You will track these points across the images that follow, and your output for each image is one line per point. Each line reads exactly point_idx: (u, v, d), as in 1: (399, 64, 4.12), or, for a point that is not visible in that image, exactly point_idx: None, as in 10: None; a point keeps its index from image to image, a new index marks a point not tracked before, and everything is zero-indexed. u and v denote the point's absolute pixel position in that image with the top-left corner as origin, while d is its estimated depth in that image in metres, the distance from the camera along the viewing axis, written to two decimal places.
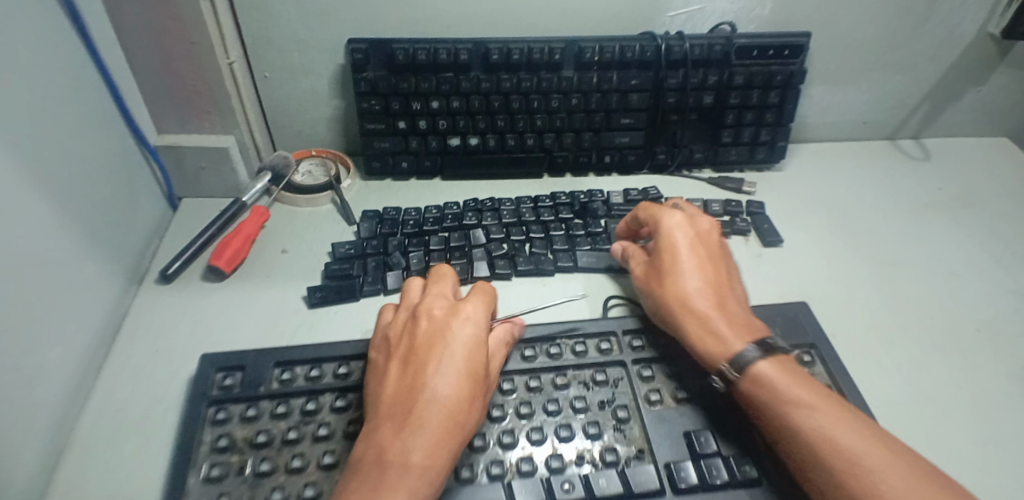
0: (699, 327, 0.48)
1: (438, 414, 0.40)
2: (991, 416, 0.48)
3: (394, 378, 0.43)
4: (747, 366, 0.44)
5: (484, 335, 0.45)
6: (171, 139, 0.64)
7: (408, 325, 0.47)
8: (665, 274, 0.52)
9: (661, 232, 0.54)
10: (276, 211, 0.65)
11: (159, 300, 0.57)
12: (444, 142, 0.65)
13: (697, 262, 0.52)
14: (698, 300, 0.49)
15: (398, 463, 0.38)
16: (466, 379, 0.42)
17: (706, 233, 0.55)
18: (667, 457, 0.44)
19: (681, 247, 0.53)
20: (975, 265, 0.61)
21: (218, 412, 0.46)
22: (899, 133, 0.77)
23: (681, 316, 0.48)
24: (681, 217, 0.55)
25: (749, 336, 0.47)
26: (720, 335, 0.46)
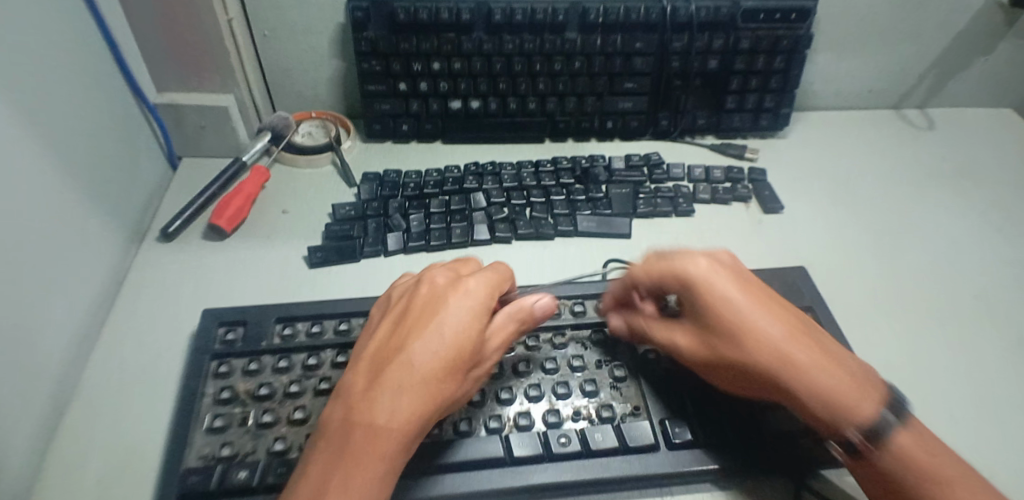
0: (824, 403, 0.39)
1: (412, 377, 0.37)
2: (982, 379, 0.49)
3: (380, 338, 0.40)
4: (891, 440, 0.37)
5: (481, 307, 0.41)
6: (171, 97, 0.63)
7: (409, 288, 0.44)
8: (738, 341, 0.41)
9: (693, 290, 0.43)
10: (277, 173, 0.65)
11: (161, 258, 0.57)
12: (445, 105, 0.65)
13: (761, 313, 0.41)
14: (799, 361, 0.40)
15: (363, 423, 0.35)
16: (450, 349, 0.38)
17: (736, 272, 0.44)
18: (662, 414, 0.45)
19: (739, 301, 0.42)
20: (974, 234, 0.61)
21: (220, 365, 0.46)
22: (904, 102, 0.76)
23: (794, 387, 0.39)
24: (706, 261, 0.44)
25: (865, 393, 0.39)
26: (847, 404, 0.38)
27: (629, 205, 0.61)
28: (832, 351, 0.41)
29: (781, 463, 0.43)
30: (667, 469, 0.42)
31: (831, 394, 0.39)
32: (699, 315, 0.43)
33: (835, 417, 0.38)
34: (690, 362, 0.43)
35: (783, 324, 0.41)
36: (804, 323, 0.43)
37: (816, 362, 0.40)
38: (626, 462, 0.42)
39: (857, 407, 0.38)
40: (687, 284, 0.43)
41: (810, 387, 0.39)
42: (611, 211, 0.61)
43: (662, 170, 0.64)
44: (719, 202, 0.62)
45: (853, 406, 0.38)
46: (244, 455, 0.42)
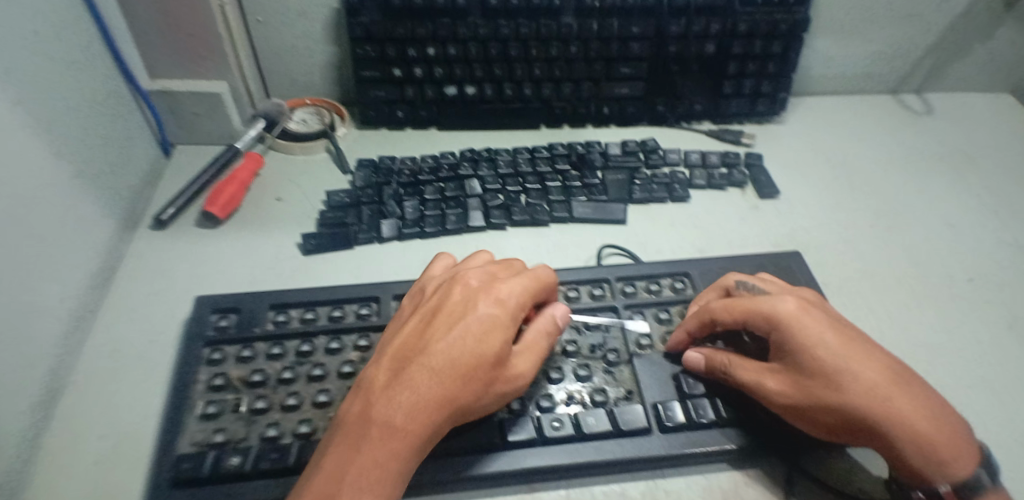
0: (916, 445, 0.37)
1: (429, 379, 0.37)
2: (980, 362, 0.49)
3: (407, 333, 0.40)
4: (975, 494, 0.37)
5: (508, 314, 0.40)
6: (164, 83, 0.63)
7: (441, 286, 0.44)
8: (833, 383, 0.39)
9: (790, 332, 0.41)
10: (271, 160, 0.65)
11: (155, 245, 0.57)
12: (441, 91, 0.64)
13: (857, 354, 0.40)
14: (898, 406, 0.38)
15: (378, 421, 0.35)
16: (472, 355, 0.38)
17: (828, 315, 0.43)
18: (654, 398, 0.45)
19: (836, 344, 0.40)
20: (971, 218, 0.61)
21: (213, 352, 0.47)
22: (902, 87, 0.75)
23: (892, 433, 0.37)
24: (797, 302, 0.42)
25: (954, 439, 0.38)
26: (938, 453, 0.37)
27: (624, 191, 0.61)
28: (923, 390, 0.40)
29: (776, 447, 0.43)
30: (659, 452, 0.42)
31: (928, 442, 0.37)
32: (793, 358, 0.41)
33: (929, 466, 0.37)
34: (777, 406, 0.41)
35: (881, 366, 0.40)
36: (898, 364, 0.41)
37: (914, 406, 0.38)
38: (618, 445, 0.42)
39: (948, 456, 0.37)
40: (780, 324, 0.41)
41: (908, 435, 0.37)
42: (607, 197, 0.60)
43: (658, 155, 0.64)
44: (715, 188, 0.62)
45: (946, 454, 0.37)
46: (237, 441, 0.42)
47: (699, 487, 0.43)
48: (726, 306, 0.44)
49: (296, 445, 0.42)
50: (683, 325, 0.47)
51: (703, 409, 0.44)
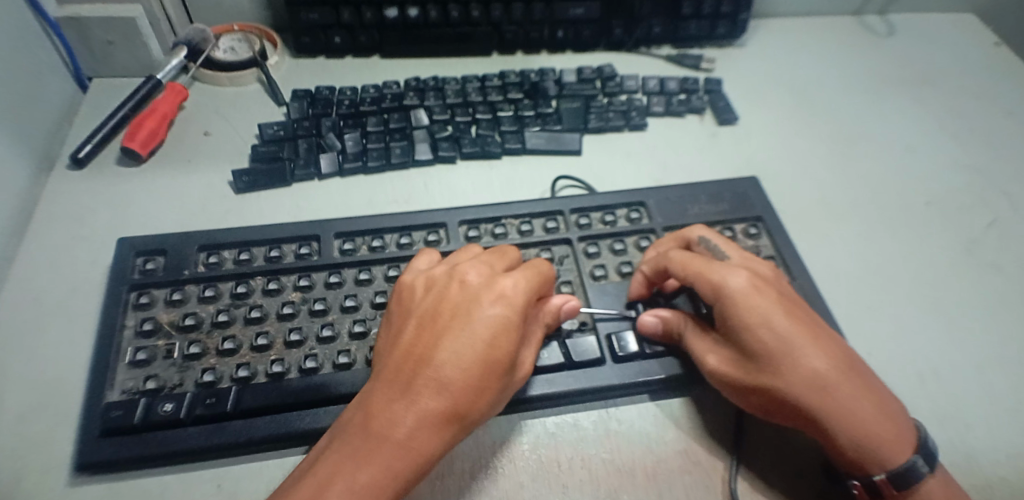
0: (854, 437, 0.35)
1: (437, 393, 0.33)
2: (929, 281, 0.50)
3: (405, 341, 0.36)
4: (912, 487, 0.35)
5: (517, 313, 0.36)
6: (78, 10, 0.55)
7: (437, 282, 0.39)
8: (775, 370, 0.37)
9: (729, 308, 0.38)
10: (197, 92, 0.59)
11: (74, 187, 0.52)
12: (381, 14, 0.59)
13: (810, 340, 0.37)
14: (843, 399, 0.36)
15: (376, 440, 0.32)
16: (482, 363, 0.34)
17: (781, 296, 0.39)
18: (608, 329, 0.44)
19: (783, 327, 0.37)
20: (928, 138, 0.60)
21: (141, 296, 0.43)
22: (865, 8, 0.73)
23: (830, 422, 0.36)
24: (750, 278, 0.39)
25: (898, 431, 0.36)
26: (879, 448, 0.35)
27: (579, 119, 0.58)
28: (873, 381, 0.37)
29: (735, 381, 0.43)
30: (613, 381, 0.42)
31: (865, 432, 0.36)
32: (735, 338, 0.38)
33: (860, 459, 0.36)
34: (718, 380, 0.40)
35: (833, 355, 0.37)
36: (850, 353, 0.39)
37: (861, 400, 0.36)
38: (571, 377, 0.42)
39: (890, 448, 0.35)
40: (724, 298, 0.39)
41: (849, 428, 0.36)
42: (561, 127, 0.57)
43: (615, 82, 0.60)
44: (672, 115, 0.60)
45: (885, 448, 0.35)
46: (171, 388, 0.40)
47: (651, 415, 0.43)
48: (678, 261, 0.42)
49: (234, 391, 0.39)
50: (641, 272, 0.45)
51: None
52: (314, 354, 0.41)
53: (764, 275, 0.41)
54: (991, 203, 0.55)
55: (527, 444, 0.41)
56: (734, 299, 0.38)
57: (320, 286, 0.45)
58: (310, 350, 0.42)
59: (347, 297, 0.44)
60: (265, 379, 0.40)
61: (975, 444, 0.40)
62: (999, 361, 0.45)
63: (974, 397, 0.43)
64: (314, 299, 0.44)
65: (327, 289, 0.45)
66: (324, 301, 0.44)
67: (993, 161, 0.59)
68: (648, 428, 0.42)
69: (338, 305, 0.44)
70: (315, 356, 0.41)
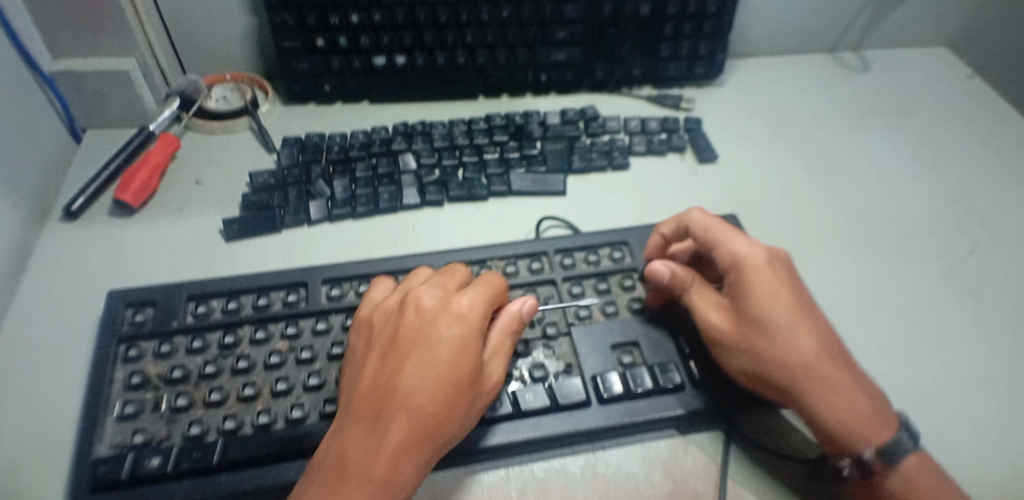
0: (836, 407, 0.38)
1: (407, 420, 0.35)
2: (913, 312, 0.50)
3: (371, 372, 0.38)
4: (902, 463, 0.37)
5: (474, 329, 0.39)
6: (72, 64, 0.57)
7: (393, 311, 0.41)
8: (771, 332, 0.40)
9: (750, 276, 0.41)
10: (189, 141, 0.61)
11: (67, 238, 0.53)
12: (369, 62, 0.61)
13: (802, 311, 0.41)
14: (826, 368, 0.39)
15: (355, 472, 0.33)
16: (448, 383, 0.36)
17: (790, 272, 0.43)
18: (593, 369, 0.44)
19: (785, 296, 0.41)
20: (907, 169, 0.62)
21: (130, 349, 0.44)
22: (840, 44, 0.75)
23: (816, 395, 0.38)
24: (767, 253, 0.43)
25: (876, 407, 0.38)
26: (865, 422, 0.38)
27: (564, 160, 0.59)
28: (849, 357, 0.41)
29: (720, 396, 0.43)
30: (598, 423, 0.42)
31: (848, 403, 0.38)
32: (741, 301, 0.41)
33: (847, 437, 0.38)
34: (716, 340, 0.42)
35: (820, 329, 0.40)
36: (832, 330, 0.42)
37: (841, 371, 0.39)
38: (557, 420, 0.42)
39: (870, 424, 0.37)
40: (742, 265, 0.42)
41: (832, 397, 0.38)
42: (546, 168, 0.59)
43: (597, 123, 0.62)
44: (654, 154, 0.61)
45: (865, 423, 0.37)
46: (158, 441, 0.40)
47: (638, 457, 0.43)
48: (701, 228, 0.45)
49: (220, 443, 0.40)
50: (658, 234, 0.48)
51: (670, 373, 0.44)
52: (301, 403, 0.42)
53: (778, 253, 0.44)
54: (971, 231, 0.56)
55: (514, 490, 0.41)
56: (749, 263, 0.42)
57: (307, 334, 0.45)
58: (297, 399, 0.42)
59: (334, 345, 0.44)
60: (252, 430, 0.41)
61: (961, 474, 0.40)
62: (984, 390, 0.45)
63: (958, 425, 0.43)
64: (301, 347, 0.44)
65: (314, 337, 0.45)
66: (311, 349, 0.44)
67: (970, 189, 0.60)
68: (634, 470, 0.42)
69: (324, 353, 0.44)
70: (301, 405, 0.41)
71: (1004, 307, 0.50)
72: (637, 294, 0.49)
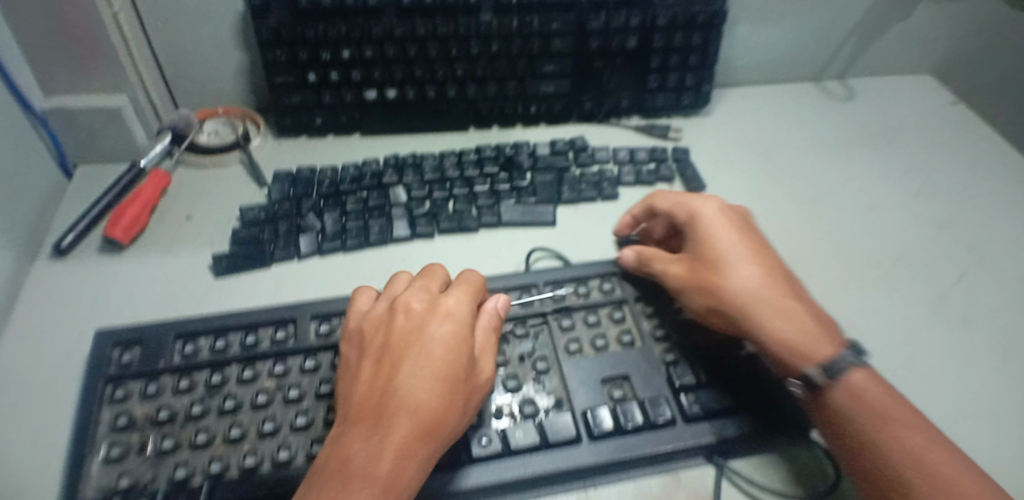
0: (777, 326, 0.44)
1: (409, 419, 0.36)
2: (905, 341, 0.50)
3: (367, 377, 0.39)
4: (843, 373, 0.41)
5: (464, 326, 0.41)
6: (62, 101, 0.57)
7: (382, 320, 0.42)
8: (719, 268, 0.47)
9: (705, 225, 0.49)
10: (180, 176, 0.61)
11: (55, 276, 0.53)
12: (360, 95, 0.61)
13: (749, 249, 0.48)
14: (767, 294, 0.45)
15: (360, 472, 0.34)
16: (445, 378, 0.38)
17: (742, 222, 0.50)
18: (584, 404, 0.44)
19: (732, 237, 0.48)
20: (894, 197, 0.62)
21: (116, 389, 0.43)
22: (825, 73, 0.76)
23: (764, 315, 0.44)
24: (719, 206, 0.50)
25: (818, 328, 0.44)
26: (811, 340, 0.43)
27: (554, 191, 0.60)
28: (796, 292, 0.47)
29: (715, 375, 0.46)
30: (589, 461, 0.41)
31: (789, 324, 0.44)
32: (695, 248, 0.49)
33: (793, 353, 0.43)
34: (673, 284, 0.49)
35: (765, 265, 0.47)
36: (782, 269, 0.48)
37: (784, 299, 0.45)
38: (547, 458, 0.41)
39: (811, 342, 0.43)
40: (696, 216, 0.50)
41: (772, 318, 0.44)
42: (536, 199, 0.59)
43: (586, 154, 0.63)
44: (643, 184, 0.62)
45: (806, 342, 0.43)
46: (143, 485, 0.39)
47: (630, 494, 0.42)
48: (663, 196, 0.53)
49: (206, 486, 0.39)
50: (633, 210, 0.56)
51: (661, 408, 0.43)
52: (288, 444, 0.41)
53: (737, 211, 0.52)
54: (958, 258, 0.56)
55: None
56: (703, 214, 0.50)
57: (295, 372, 0.45)
58: (284, 439, 0.42)
59: (322, 383, 0.44)
60: (238, 472, 0.40)
61: None
62: (977, 421, 0.45)
63: None
64: (289, 385, 0.44)
65: (302, 375, 0.45)
66: (299, 387, 0.44)
67: (956, 216, 0.60)
68: None
69: (312, 391, 0.44)
70: (288, 446, 0.41)
71: (994, 335, 0.50)
72: (627, 326, 0.49)
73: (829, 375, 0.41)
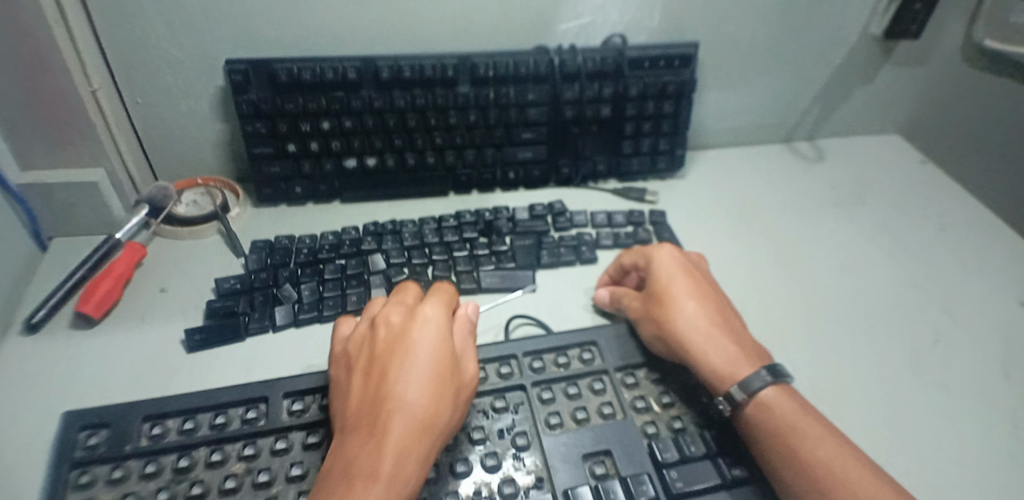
0: (707, 352, 0.47)
1: (404, 420, 0.39)
2: (888, 408, 0.49)
3: (358, 389, 0.42)
4: (759, 390, 0.44)
5: (444, 330, 0.44)
6: (37, 176, 0.57)
7: (365, 335, 0.45)
8: (662, 301, 0.51)
9: (657, 264, 0.53)
10: (156, 248, 0.61)
11: (21, 353, 0.51)
12: (340, 164, 0.62)
13: (690, 284, 0.52)
14: (701, 323, 0.49)
15: (364, 472, 0.37)
16: (432, 379, 0.41)
17: (690, 262, 0.55)
18: (565, 483, 0.42)
19: (675, 273, 0.52)
20: (866, 258, 0.63)
21: (82, 475, 0.42)
22: (794, 135, 0.79)
23: (695, 338, 0.48)
24: (670, 246, 0.55)
25: (748, 353, 0.47)
26: (734, 361, 0.46)
27: (533, 256, 0.60)
28: (735, 323, 0.50)
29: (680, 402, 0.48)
30: None
31: (719, 350, 0.47)
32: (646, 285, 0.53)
33: (719, 376, 0.46)
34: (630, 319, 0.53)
35: (706, 297, 0.51)
36: (724, 303, 0.52)
37: (718, 327, 0.49)
38: None
39: (735, 364, 0.46)
40: (647, 256, 0.55)
41: (703, 344, 0.47)
42: (515, 264, 0.59)
43: (565, 217, 0.64)
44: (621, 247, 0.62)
45: (733, 364, 0.46)
46: None
47: None
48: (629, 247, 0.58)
49: None
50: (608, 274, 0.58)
51: (644, 485, 0.42)
52: None
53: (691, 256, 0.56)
54: (933, 320, 0.57)
55: None
56: (652, 256, 0.54)
57: (265, 454, 0.43)
58: None
59: (293, 466, 0.43)
60: None
61: None
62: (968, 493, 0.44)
63: None
64: (258, 469, 0.42)
65: (272, 457, 0.43)
66: (269, 470, 0.42)
67: (927, 277, 0.61)
68: None
69: (283, 474, 0.42)
70: None
71: (973, 400, 0.50)
72: (608, 398, 0.48)
73: (746, 391, 0.44)
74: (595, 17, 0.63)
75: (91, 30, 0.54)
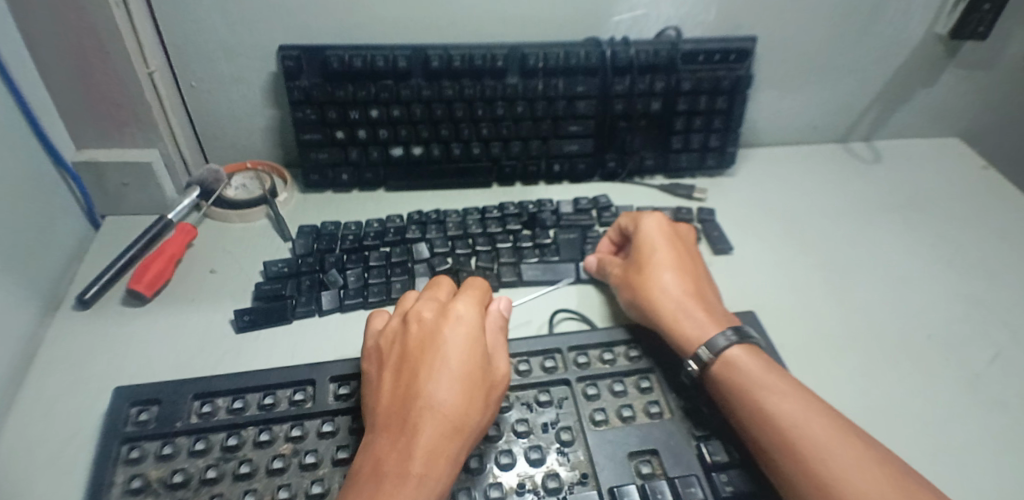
0: (673, 314, 0.49)
1: (435, 420, 0.39)
2: (944, 425, 0.47)
3: (389, 387, 0.42)
4: (723, 350, 0.46)
5: (475, 328, 0.44)
6: (91, 154, 0.59)
7: (398, 331, 0.45)
8: (640, 267, 0.53)
9: (641, 231, 0.55)
10: (206, 230, 0.62)
11: (76, 328, 0.53)
12: (386, 152, 0.63)
13: (671, 252, 0.54)
14: (674, 289, 0.51)
15: (394, 471, 0.37)
16: (464, 379, 0.41)
17: (676, 233, 0.56)
18: (610, 481, 0.42)
19: (658, 242, 0.54)
20: (924, 266, 0.61)
21: (132, 450, 0.42)
22: (851, 135, 0.76)
23: (663, 298, 0.50)
24: (660, 217, 0.57)
25: (716, 321, 0.49)
26: (699, 322, 0.48)
27: (577, 251, 0.59)
28: (709, 295, 0.52)
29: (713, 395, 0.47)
30: None
31: (685, 314, 0.49)
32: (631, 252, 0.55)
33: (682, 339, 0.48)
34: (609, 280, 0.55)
35: (683, 267, 0.53)
36: (701, 273, 0.54)
37: (691, 295, 0.50)
38: None
39: (699, 328, 0.48)
40: (635, 224, 0.56)
41: (671, 307, 0.49)
42: (559, 257, 0.59)
43: (610, 212, 0.63)
44: None
45: (696, 327, 0.48)
46: None
47: None
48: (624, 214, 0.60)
49: None
50: (608, 236, 0.60)
51: (691, 487, 0.41)
52: None
53: (680, 228, 0.57)
54: (995, 336, 0.54)
55: None
56: (641, 224, 0.56)
57: (312, 436, 0.44)
58: None
59: (339, 449, 0.43)
60: None
61: None
62: None
63: None
64: (305, 450, 0.43)
65: (319, 440, 0.43)
66: (316, 453, 0.43)
67: (991, 290, 0.58)
68: None
69: (329, 457, 0.43)
70: None
71: None
72: (655, 396, 0.47)
73: (711, 351, 0.46)
74: (650, 9, 0.62)
75: (150, 14, 0.55)
